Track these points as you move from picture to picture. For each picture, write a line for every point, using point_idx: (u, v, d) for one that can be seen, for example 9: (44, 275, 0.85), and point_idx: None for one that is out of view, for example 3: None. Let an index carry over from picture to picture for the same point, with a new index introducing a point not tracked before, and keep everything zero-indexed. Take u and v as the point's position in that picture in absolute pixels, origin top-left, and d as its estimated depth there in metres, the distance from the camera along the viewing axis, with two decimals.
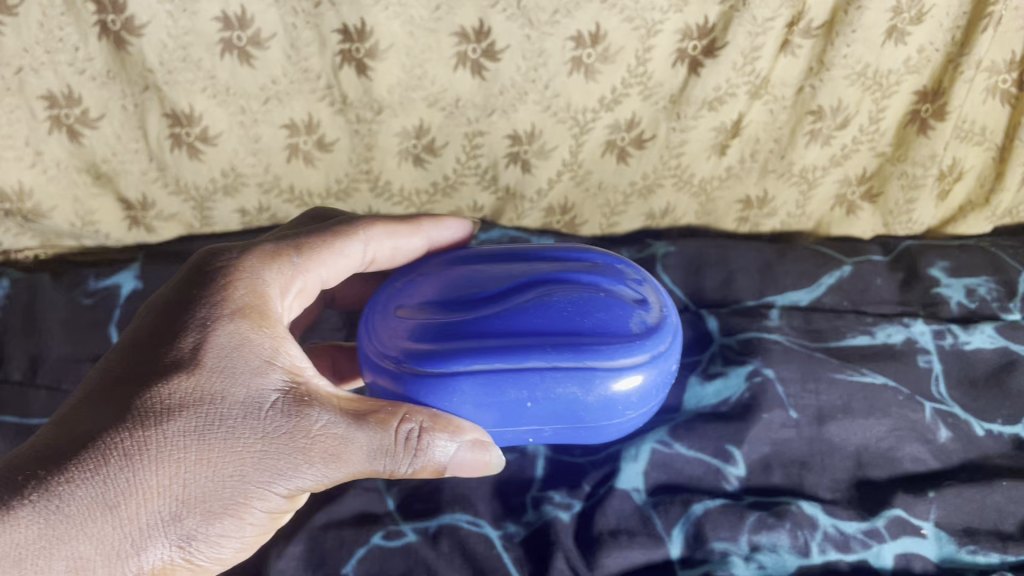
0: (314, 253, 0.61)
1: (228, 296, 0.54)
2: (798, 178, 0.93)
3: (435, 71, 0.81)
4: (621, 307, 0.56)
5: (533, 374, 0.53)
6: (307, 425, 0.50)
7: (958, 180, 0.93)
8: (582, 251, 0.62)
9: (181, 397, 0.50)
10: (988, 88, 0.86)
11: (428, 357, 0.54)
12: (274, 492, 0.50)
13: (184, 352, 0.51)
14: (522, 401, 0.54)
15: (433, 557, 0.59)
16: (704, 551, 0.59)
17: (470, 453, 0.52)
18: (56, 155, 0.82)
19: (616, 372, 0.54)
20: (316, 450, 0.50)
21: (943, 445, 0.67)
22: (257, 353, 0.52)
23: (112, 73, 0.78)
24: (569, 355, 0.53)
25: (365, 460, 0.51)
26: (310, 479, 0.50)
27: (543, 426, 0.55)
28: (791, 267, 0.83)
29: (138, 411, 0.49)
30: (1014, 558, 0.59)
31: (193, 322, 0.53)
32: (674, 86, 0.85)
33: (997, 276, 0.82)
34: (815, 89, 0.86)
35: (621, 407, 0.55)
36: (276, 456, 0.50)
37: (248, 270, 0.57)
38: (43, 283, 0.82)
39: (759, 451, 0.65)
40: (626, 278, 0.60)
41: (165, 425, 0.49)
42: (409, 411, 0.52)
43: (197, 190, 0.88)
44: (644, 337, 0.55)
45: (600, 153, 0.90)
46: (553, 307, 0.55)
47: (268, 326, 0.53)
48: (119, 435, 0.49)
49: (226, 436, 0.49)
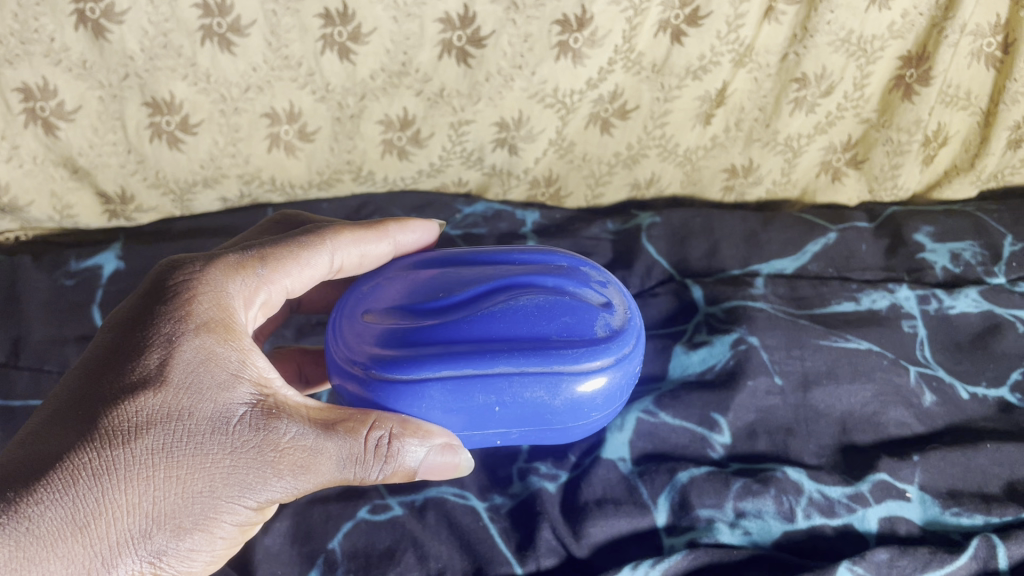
0: (281, 263, 0.58)
1: (192, 310, 0.51)
2: (783, 147, 0.93)
3: (420, 58, 0.80)
4: (586, 311, 0.56)
5: (500, 378, 0.52)
6: (276, 438, 0.49)
7: (943, 145, 0.93)
8: (547, 254, 0.62)
9: (149, 414, 0.48)
10: (972, 52, 0.86)
11: (395, 363, 0.53)
12: (243, 505, 0.48)
13: (149, 367, 0.49)
14: (489, 407, 0.53)
15: (419, 529, 0.59)
16: (689, 518, 0.59)
17: (440, 457, 0.52)
18: (32, 148, 0.81)
19: (582, 375, 0.53)
20: (286, 463, 0.48)
21: (928, 409, 0.67)
22: (223, 366, 0.50)
23: (88, 63, 0.76)
24: (536, 359, 0.53)
25: (334, 469, 0.49)
26: (280, 491, 0.49)
27: (511, 429, 0.55)
28: (776, 235, 0.83)
29: (104, 429, 0.47)
30: (998, 519, 0.59)
31: (157, 337, 0.50)
32: (658, 56, 0.83)
33: (982, 239, 0.82)
34: (799, 56, 0.85)
35: (588, 410, 0.55)
36: (245, 470, 0.48)
37: (212, 283, 0.54)
38: (24, 264, 0.82)
39: (745, 418, 0.66)
40: (591, 281, 0.59)
41: (134, 443, 0.47)
42: (379, 418, 0.51)
43: (177, 182, 0.87)
44: (609, 340, 0.55)
45: (584, 126, 0.89)
46: (520, 310, 0.54)
47: (234, 338, 0.51)
48: (87, 454, 0.47)
49: (195, 452, 0.48)
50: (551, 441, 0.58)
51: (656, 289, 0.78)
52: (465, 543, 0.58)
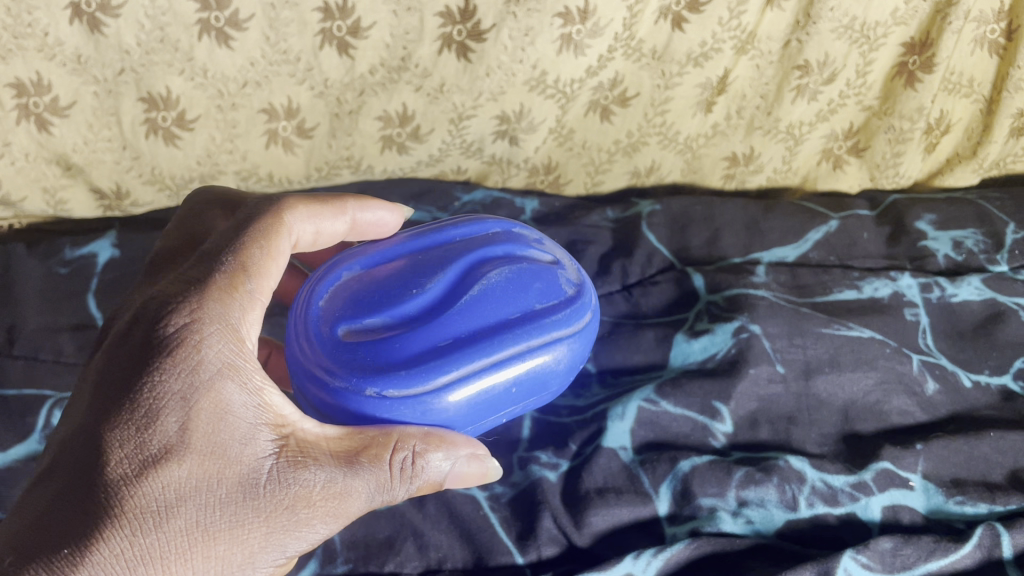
0: (263, 272, 0.53)
1: (203, 359, 0.47)
2: (784, 135, 0.92)
3: (420, 52, 0.80)
4: (546, 272, 0.59)
5: (514, 360, 0.53)
6: (308, 492, 0.47)
7: (946, 133, 0.92)
8: (461, 227, 0.62)
9: (177, 490, 0.45)
10: (976, 39, 0.85)
11: (401, 375, 0.52)
12: (276, 561, 0.48)
13: (167, 436, 0.45)
14: (507, 390, 0.54)
15: (419, 518, 0.59)
16: (691, 507, 0.59)
17: (467, 466, 0.51)
18: (24, 145, 0.80)
19: (575, 333, 0.56)
20: (320, 513, 0.47)
21: (931, 397, 0.67)
22: (243, 420, 0.47)
23: (83, 58, 0.75)
24: (537, 332, 0.55)
25: (365, 504, 0.49)
26: (312, 540, 0.48)
27: (519, 405, 0.56)
28: (777, 223, 0.82)
29: (131, 513, 0.44)
30: (1002, 508, 0.59)
31: (170, 397, 0.46)
32: (658, 43, 0.82)
33: (985, 227, 0.81)
34: (802, 43, 0.84)
35: (577, 362, 0.58)
36: (279, 530, 0.47)
37: (215, 319, 0.49)
38: (18, 252, 0.81)
39: (747, 407, 0.65)
40: (528, 241, 0.62)
41: (167, 526, 0.45)
42: (401, 437, 0.49)
43: (173, 179, 0.86)
44: (578, 294, 0.59)
45: (584, 113, 0.88)
46: (499, 288, 0.56)
47: (248, 381, 0.48)
48: (119, 545, 0.44)
49: (228, 523, 0.46)
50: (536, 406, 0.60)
51: (656, 277, 0.77)
52: (465, 533, 0.58)
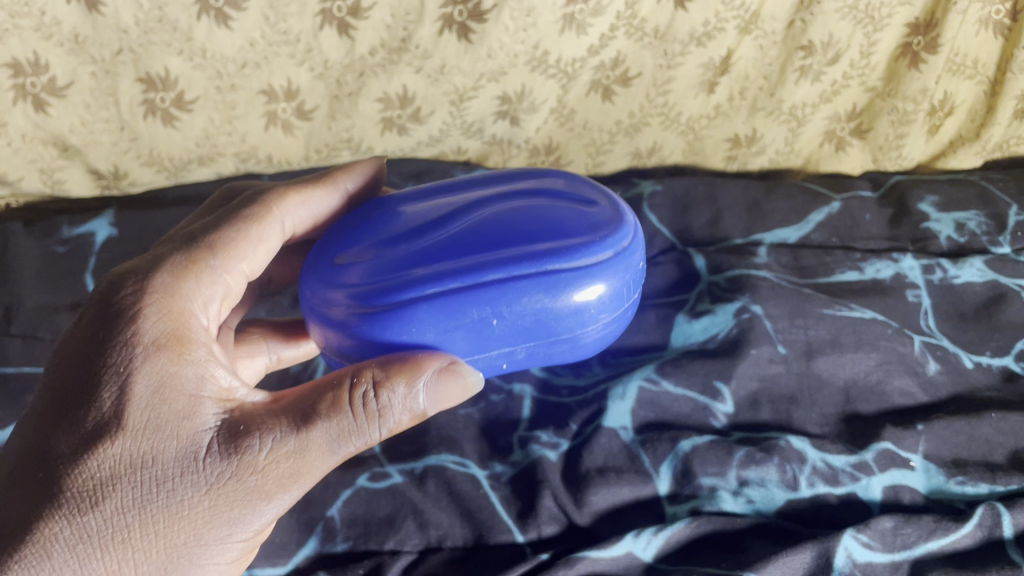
0: (229, 251, 0.53)
1: (139, 330, 0.45)
2: (787, 116, 0.91)
3: (420, 33, 0.79)
4: (569, 215, 0.52)
5: (494, 288, 0.48)
6: (253, 459, 0.43)
7: (949, 114, 0.91)
8: (519, 171, 0.58)
9: (114, 467, 0.42)
10: (981, 19, 0.84)
11: (376, 294, 0.49)
12: (233, 539, 0.44)
13: (105, 410, 0.43)
14: (486, 320, 0.48)
15: (419, 497, 0.58)
16: (692, 487, 0.59)
17: (440, 383, 0.46)
18: (21, 126, 0.80)
19: (580, 273, 0.49)
20: (271, 480, 0.44)
21: (932, 378, 0.66)
22: (184, 391, 0.44)
23: (80, 38, 0.75)
24: (528, 262, 0.48)
25: (323, 465, 0.45)
26: (271, 514, 0.45)
27: (515, 347, 0.50)
28: (779, 204, 0.82)
29: (67, 492, 0.42)
30: (1003, 488, 0.59)
31: (107, 371, 0.44)
32: (661, 22, 0.81)
33: (987, 209, 0.81)
34: (806, 23, 0.83)
35: (594, 312, 0.50)
36: (229, 504, 0.43)
37: (161, 290, 0.47)
38: (16, 231, 0.81)
39: (747, 388, 0.65)
40: (576, 191, 0.56)
41: (105, 504, 0.42)
42: (357, 373, 0.46)
43: (171, 161, 0.86)
44: (603, 235, 0.51)
45: (586, 93, 0.87)
46: (504, 223, 0.51)
47: (191, 352, 0.46)
48: (57, 524, 0.41)
49: (170, 499, 0.42)
50: (561, 359, 0.53)
51: (658, 258, 0.77)
52: (465, 511, 0.58)
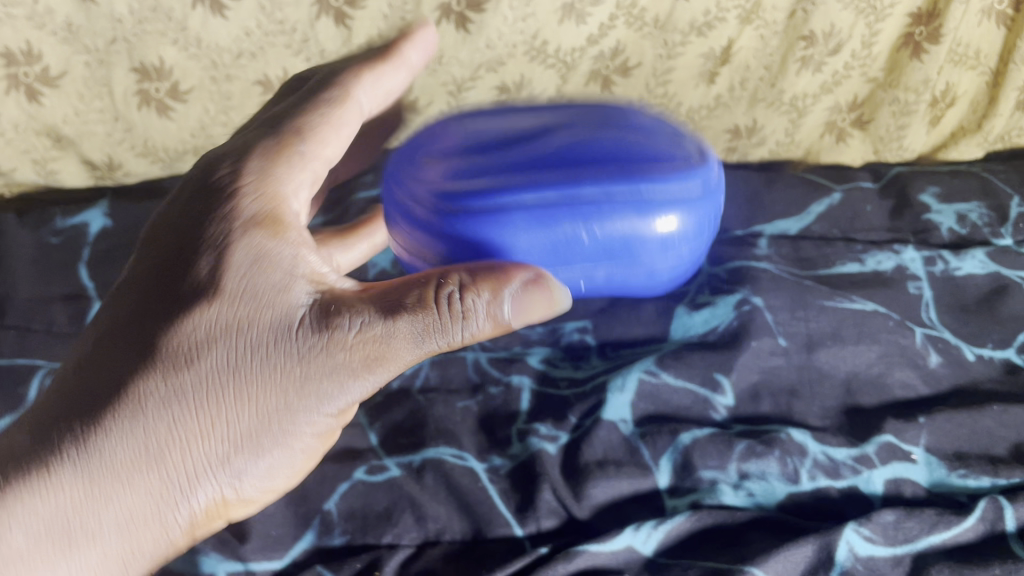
0: (314, 137, 0.58)
1: (239, 207, 0.51)
2: (788, 106, 0.90)
3: (418, 23, 0.78)
4: (664, 149, 0.59)
5: (590, 206, 0.55)
6: (343, 336, 0.47)
7: (951, 106, 0.90)
8: (598, 103, 0.64)
9: (208, 330, 0.47)
10: (983, 10, 0.84)
11: (477, 194, 0.56)
12: (320, 414, 0.49)
13: (202, 277, 0.48)
14: (581, 237, 0.56)
15: (417, 490, 0.58)
16: (692, 480, 0.58)
17: (526, 291, 0.49)
18: (14, 116, 0.79)
19: (667, 205, 0.57)
20: (358, 355, 0.47)
21: (934, 371, 0.66)
22: (280, 264, 0.49)
23: (74, 27, 0.74)
24: (622, 182, 0.56)
25: (411, 350, 0.48)
26: (357, 392, 0.49)
27: (598, 265, 0.58)
28: (779, 195, 0.82)
29: (169, 352, 0.47)
30: (1005, 481, 0.59)
31: (206, 242, 0.49)
32: (661, 11, 0.81)
33: (988, 201, 0.80)
34: (807, 13, 0.82)
35: (674, 243, 0.59)
36: (317, 377, 0.48)
37: (255, 172, 0.54)
38: (9, 221, 0.80)
39: (748, 380, 0.65)
40: (660, 121, 0.63)
41: (200, 363, 0.47)
42: (447, 275, 0.49)
43: (166, 152, 0.85)
44: (692, 171, 0.58)
45: (585, 83, 0.86)
46: (598, 145, 0.59)
47: (285, 232, 0.51)
48: (150, 383, 0.46)
49: (261, 366, 0.48)
50: (632, 282, 0.62)
51: None
52: (463, 505, 0.57)
